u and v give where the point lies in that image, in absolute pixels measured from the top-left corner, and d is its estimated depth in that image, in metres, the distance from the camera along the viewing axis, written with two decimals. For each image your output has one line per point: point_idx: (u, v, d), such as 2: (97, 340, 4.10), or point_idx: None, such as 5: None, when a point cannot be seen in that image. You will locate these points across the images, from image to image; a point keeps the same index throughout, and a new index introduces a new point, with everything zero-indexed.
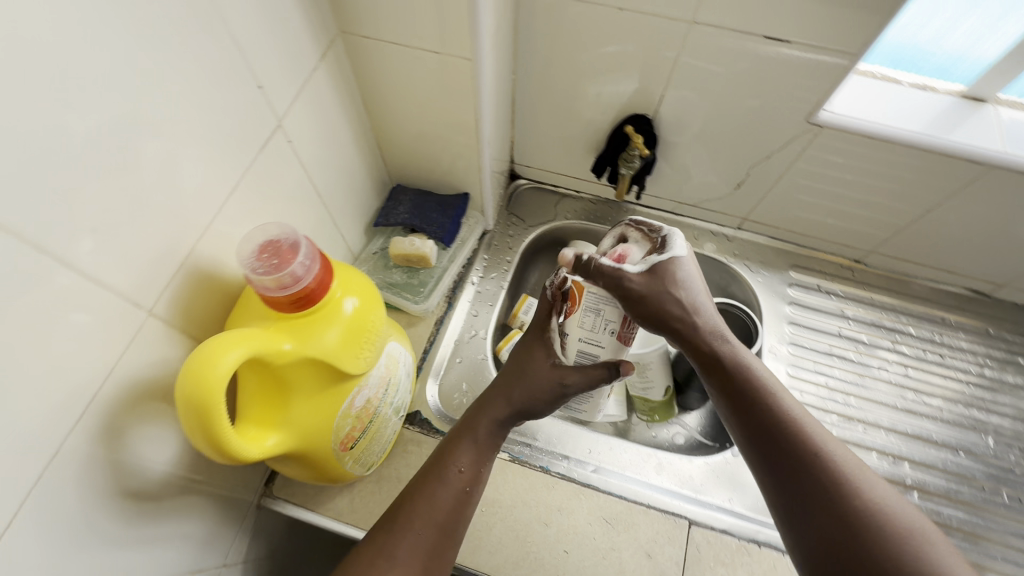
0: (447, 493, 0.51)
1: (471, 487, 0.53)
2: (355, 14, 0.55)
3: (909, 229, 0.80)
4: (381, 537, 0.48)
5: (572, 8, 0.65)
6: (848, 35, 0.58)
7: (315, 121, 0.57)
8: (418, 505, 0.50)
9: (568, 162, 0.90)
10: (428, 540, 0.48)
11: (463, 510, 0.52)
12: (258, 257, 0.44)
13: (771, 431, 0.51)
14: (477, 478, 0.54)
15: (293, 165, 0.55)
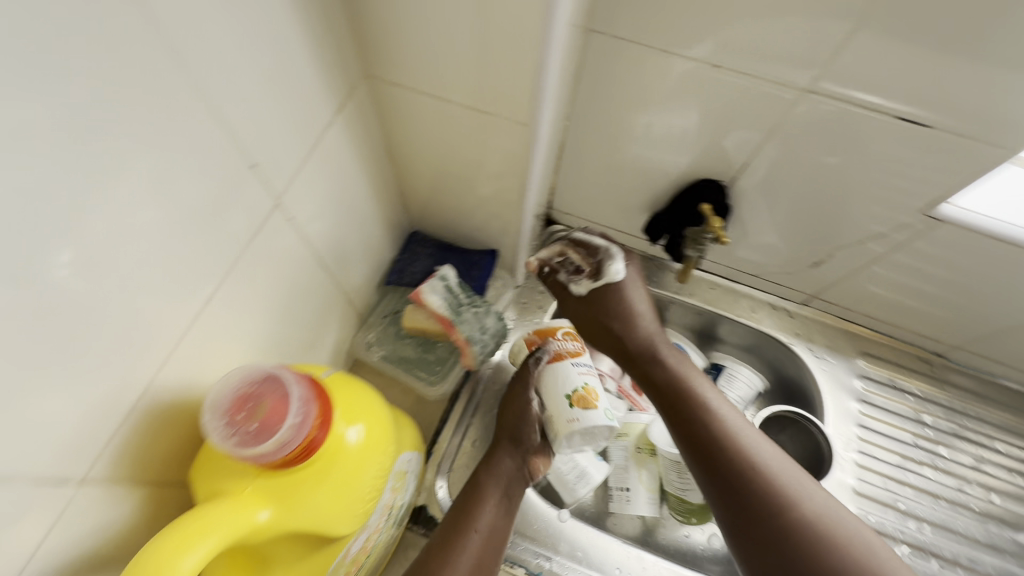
0: (472, 545, 0.52)
1: (492, 538, 0.54)
2: (386, 59, 0.43)
3: (1014, 334, 0.68)
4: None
5: (655, 58, 0.53)
6: (1005, 125, 0.47)
7: (328, 185, 0.46)
8: (447, 556, 0.51)
9: (615, 215, 0.78)
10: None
11: (488, 560, 0.53)
12: (235, 412, 0.34)
13: (758, 510, 0.51)
14: (498, 534, 0.55)
15: (295, 242, 0.44)
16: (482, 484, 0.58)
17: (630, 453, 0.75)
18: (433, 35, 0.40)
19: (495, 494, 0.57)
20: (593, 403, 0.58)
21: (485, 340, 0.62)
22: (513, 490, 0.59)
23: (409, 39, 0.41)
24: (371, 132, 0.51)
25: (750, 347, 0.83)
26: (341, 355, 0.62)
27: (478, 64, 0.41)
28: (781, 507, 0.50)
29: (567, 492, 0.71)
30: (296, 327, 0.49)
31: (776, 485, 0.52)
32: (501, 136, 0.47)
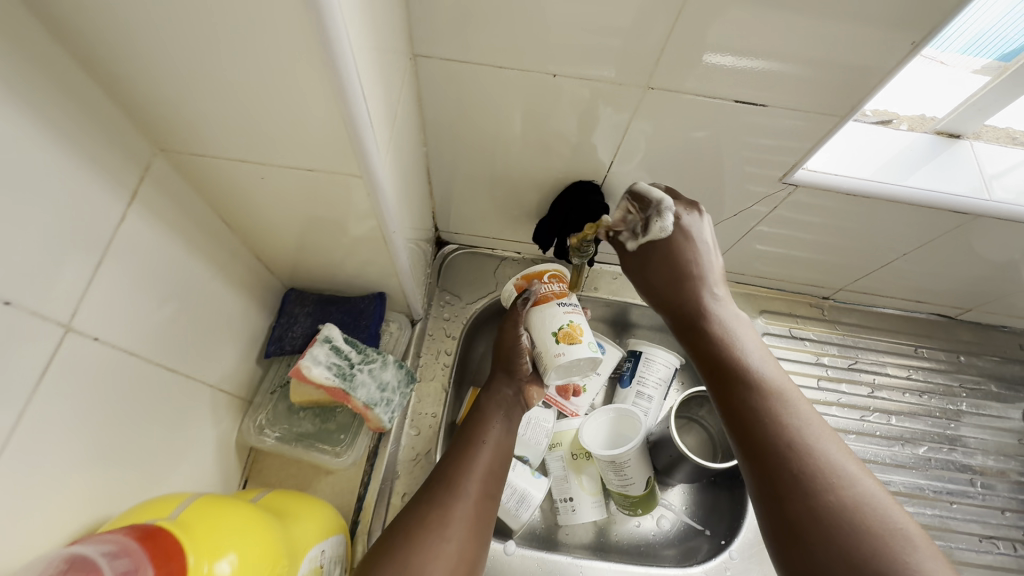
0: (483, 456, 0.61)
1: (500, 450, 0.63)
2: (173, 131, 0.38)
3: (883, 270, 0.74)
4: (431, 494, 0.56)
5: (496, 75, 0.51)
6: (826, 96, 0.50)
7: (145, 284, 0.40)
8: (464, 464, 0.60)
9: (505, 227, 0.76)
10: (474, 493, 0.57)
11: (496, 470, 0.61)
12: None
13: (768, 447, 0.44)
14: (505, 447, 0.64)
15: (111, 361, 0.38)
16: (487, 407, 0.67)
17: (567, 462, 0.74)
18: (217, 101, 0.34)
19: (499, 415, 0.66)
20: (579, 337, 0.60)
21: (388, 396, 0.57)
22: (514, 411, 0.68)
23: (196, 110, 0.35)
24: (193, 206, 0.45)
25: (661, 325, 0.85)
26: (230, 449, 0.56)
27: (284, 126, 0.36)
28: (790, 443, 0.43)
29: (510, 519, 0.68)
30: (143, 447, 0.43)
31: (790, 423, 0.45)
32: (339, 192, 0.43)
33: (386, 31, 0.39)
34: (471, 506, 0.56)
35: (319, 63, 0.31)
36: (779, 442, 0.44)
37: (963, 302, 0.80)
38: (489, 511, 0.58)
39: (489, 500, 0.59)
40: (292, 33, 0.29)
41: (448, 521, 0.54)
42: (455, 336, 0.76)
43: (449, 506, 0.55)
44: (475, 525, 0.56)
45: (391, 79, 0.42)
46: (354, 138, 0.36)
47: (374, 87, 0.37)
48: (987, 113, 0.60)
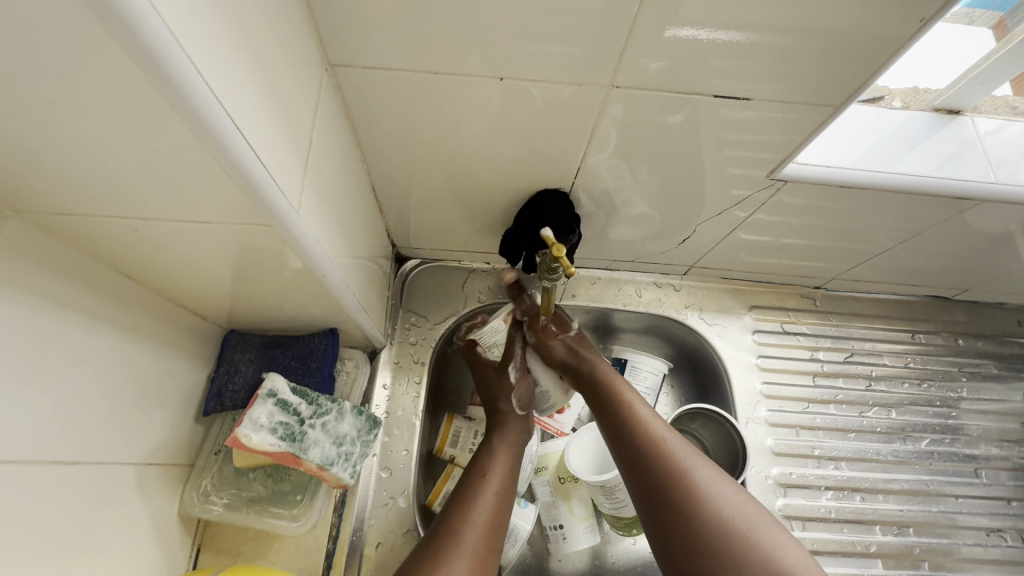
0: (486, 504, 0.53)
1: (506, 498, 0.55)
2: (30, 189, 0.31)
3: (878, 258, 0.70)
4: (427, 552, 0.48)
5: (434, 83, 0.45)
6: (811, 84, 0.45)
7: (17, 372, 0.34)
8: (464, 512, 0.51)
9: (468, 239, 0.69)
10: (478, 547, 0.49)
11: (500, 519, 0.53)
12: None
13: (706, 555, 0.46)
14: (506, 499, 0.55)
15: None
16: (492, 449, 0.59)
17: (554, 487, 0.69)
18: (65, 152, 0.28)
19: (502, 462, 0.58)
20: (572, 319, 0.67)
21: (346, 450, 0.51)
22: (516, 459, 0.60)
23: (46, 162, 0.29)
24: (74, 265, 0.38)
25: (646, 329, 0.79)
26: (172, 524, 0.50)
27: (152, 164, 0.30)
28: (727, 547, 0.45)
29: (498, 556, 0.64)
30: (48, 553, 0.37)
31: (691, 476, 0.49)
32: (255, 236, 0.38)
33: (268, 44, 0.33)
34: (473, 563, 0.48)
35: (145, 80, 0.24)
36: (667, 476, 0.50)
37: (960, 283, 0.76)
38: (493, 568, 0.50)
39: (492, 555, 0.50)
40: (103, 49, 0.23)
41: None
42: (424, 361, 0.70)
43: (451, 564, 0.46)
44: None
45: (288, 100, 0.36)
46: (229, 167, 0.30)
47: (251, 104, 0.31)
48: (991, 85, 0.54)
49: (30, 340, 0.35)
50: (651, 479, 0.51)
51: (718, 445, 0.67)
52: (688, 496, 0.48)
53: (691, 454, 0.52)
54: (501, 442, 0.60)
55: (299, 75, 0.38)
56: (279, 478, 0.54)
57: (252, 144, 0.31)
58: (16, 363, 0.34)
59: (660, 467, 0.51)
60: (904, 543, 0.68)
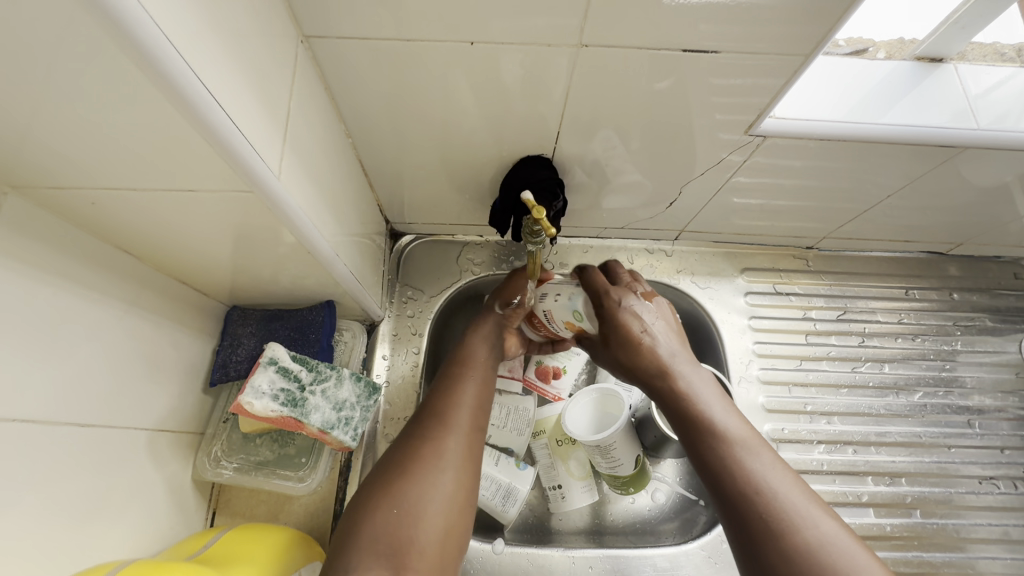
0: (470, 393, 0.55)
1: (488, 383, 0.58)
2: (27, 165, 0.33)
3: (868, 214, 0.70)
4: (420, 433, 0.51)
5: (408, 51, 0.46)
6: (781, 35, 0.44)
7: (20, 344, 0.36)
8: (451, 397, 0.54)
9: (458, 212, 0.71)
10: (465, 426, 0.52)
11: (482, 410, 0.55)
12: None
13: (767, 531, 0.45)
14: (489, 384, 0.58)
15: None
16: (469, 343, 0.61)
17: (552, 449, 0.71)
18: (55, 131, 0.31)
19: (482, 352, 0.60)
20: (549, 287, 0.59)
21: (346, 415, 0.54)
22: (496, 344, 0.62)
23: (34, 137, 0.31)
24: (75, 240, 0.41)
25: None
26: (185, 487, 0.53)
27: (136, 138, 0.32)
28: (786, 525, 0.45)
29: (499, 515, 0.66)
30: (69, 508, 0.40)
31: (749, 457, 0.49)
32: (239, 208, 0.39)
33: (237, 15, 0.34)
34: (463, 443, 0.51)
35: (106, 36, 0.25)
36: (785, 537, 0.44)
37: (954, 238, 0.75)
38: (480, 440, 0.53)
39: (479, 430, 0.54)
40: (63, 9, 0.24)
41: (445, 460, 0.49)
42: (421, 333, 0.72)
43: (441, 442, 0.50)
44: (469, 462, 0.51)
45: (260, 71, 0.37)
46: (199, 125, 0.31)
47: (218, 65, 0.32)
48: (972, 31, 0.54)
49: (36, 313, 0.38)
50: (763, 525, 0.45)
51: None
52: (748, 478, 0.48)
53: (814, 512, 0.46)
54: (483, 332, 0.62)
55: (272, 46, 0.38)
56: (285, 444, 0.58)
57: (221, 103, 0.32)
58: (23, 335, 0.37)
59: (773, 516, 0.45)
60: (897, 492, 0.69)
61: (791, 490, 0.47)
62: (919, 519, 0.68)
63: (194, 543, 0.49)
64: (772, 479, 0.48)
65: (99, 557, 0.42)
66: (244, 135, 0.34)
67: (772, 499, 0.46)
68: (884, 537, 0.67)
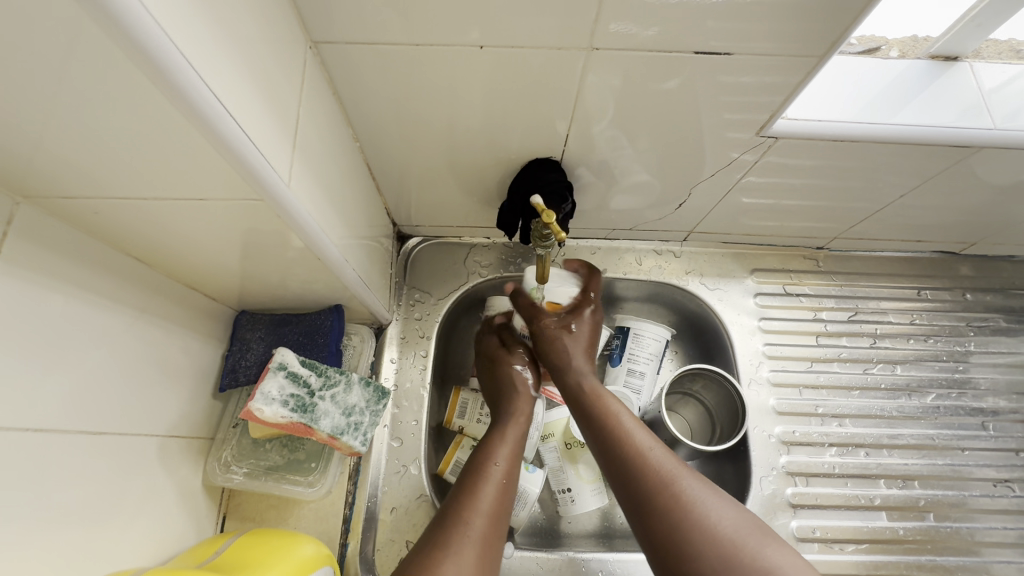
0: (497, 471, 0.51)
1: (513, 466, 0.53)
2: (39, 176, 0.33)
3: (880, 214, 0.69)
4: (441, 522, 0.46)
5: (417, 55, 0.46)
6: (794, 35, 0.44)
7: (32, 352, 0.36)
8: (480, 475, 0.50)
9: (466, 214, 0.70)
10: (491, 513, 0.47)
11: (509, 494, 0.50)
12: None
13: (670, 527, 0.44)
14: (515, 471, 0.53)
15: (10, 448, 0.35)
16: (494, 429, 0.58)
17: (561, 452, 0.71)
18: (67, 142, 0.31)
19: (508, 437, 0.56)
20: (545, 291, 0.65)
21: (355, 420, 0.54)
22: (522, 430, 0.58)
23: (46, 148, 0.31)
24: (86, 249, 0.41)
25: (649, 296, 0.79)
26: (196, 493, 0.53)
27: (147, 148, 0.32)
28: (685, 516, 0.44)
29: (508, 519, 0.66)
30: (83, 515, 0.40)
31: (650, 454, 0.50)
32: (249, 215, 0.39)
33: (247, 23, 0.34)
34: (489, 526, 0.46)
35: (118, 47, 0.25)
36: (666, 509, 0.45)
37: (967, 237, 0.74)
38: (504, 534, 0.47)
39: (503, 521, 0.48)
40: (74, 20, 0.23)
41: (466, 547, 0.43)
42: (429, 336, 0.72)
43: (466, 532, 0.44)
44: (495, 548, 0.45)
45: (271, 79, 0.37)
46: (209, 133, 0.30)
47: (227, 72, 0.31)
48: (988, 28, 0.53)
49: (49, 321, 0.38)
50: (649, 502, 0.47)
51: (721, 405, 0.69)
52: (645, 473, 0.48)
53: (692, 482, 0.47)
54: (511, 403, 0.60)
55: (281, 53, 0.38)
56: (295, 449, 0.58)
57: (230, 111, 0.31)
58: (36, 343, 0.37)
59: (656, 489, 0.47)
60: (909, 495, 0.68)
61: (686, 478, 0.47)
62: (932, 522, 0.67)
63: (206, 549, 0.50)
64: (670, 472, 0.48)
65: (113, 563, 0.42)
66: (253, 143, 0.34)
67: (670, 491, 0.46)
68: (897, 541, 0.66)
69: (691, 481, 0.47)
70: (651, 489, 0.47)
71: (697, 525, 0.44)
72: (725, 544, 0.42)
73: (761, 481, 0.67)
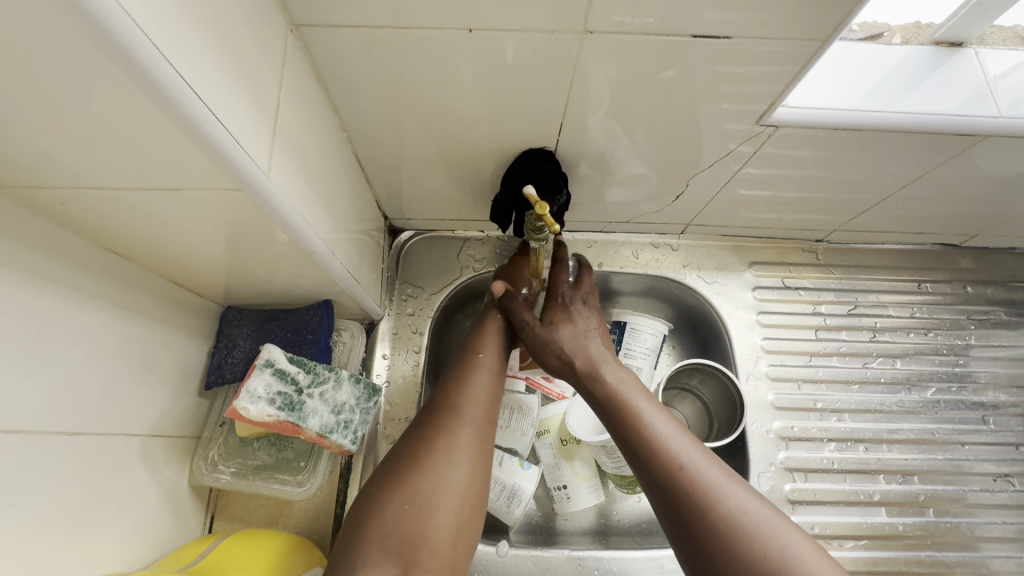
0: (481, 381, 0.53)
1: (497, 377, 0.55)
2: (2, 166, 0.32)
3: (881, 206, 0.68)
4: (427, 429, 0.49)
5: (405, 39, 0.44)
6: (796, 19, 0.42)
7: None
8: (462, 388, 0.52)
9: (458, 207, 0.69)
10: (477, 419, 0.50)
11: (495, 403, 0.53)
12: None
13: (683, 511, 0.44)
14: (499, 377, 0.56)
15: None
16: (480, 339, 0.58)
17: (557, 449, 0.70)
18: (29, 130, 0.29)
19: (490, 345, 0.57)
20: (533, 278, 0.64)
21: (345, 418, 0.53)
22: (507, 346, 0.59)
23: (7, 135, 0.29)
24: (60, 243, 0.39)
25: (645, 290, 0.78)
26: (182, 493, 0.52)
27: (115, 137, 0.30)
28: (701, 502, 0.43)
29: (503, 516, 0.65)
30: (59, 519, 0.39)
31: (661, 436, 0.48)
32: (229, 207, 0.38)
33: (221, 2, 0.32)
34: (477, 432, 0.50)
35: (72, 22, 0.23)
36: (700, 511, 0.43)
37: (969, 229, 0.73)
38: (493, 434, 0.51)
39: (491, 425, 0.52)
40: None
41: (457, 450, 0.48)
42: (422, 331, 0.70)
43: (455, 437, 0.48)
44: (482, 455, 0.49)
45: (248, 63, 0.35)
46: (179, 118, 0.28)
47: (200, 55, 0.30)
48: (993, 14, 0.52)
49: (19, 319, 0.36)
50: (658, 479, 0.46)
51: (718, 400, 0.68)
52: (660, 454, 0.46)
53: (727, 477, 0.45)
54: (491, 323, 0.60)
55: (259, 35, 0.37)
56: (284, 448, 0.56)
57: (201, 95, 0.29)
58: (5, 343, 0.35)
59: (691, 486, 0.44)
60: (909, 490, 0.67)
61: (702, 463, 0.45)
62: (931, 518, 0.66)
63: (191, 551, 0.48)
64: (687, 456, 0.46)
65: (92, 567, 0.41)
66: (230, 130, 0.32)
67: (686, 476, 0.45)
68: (897, 537, 0.65)
69: (706, 463, 0.45)
70: (676, 483, 0.45)
71: (735, 534, 0.41)
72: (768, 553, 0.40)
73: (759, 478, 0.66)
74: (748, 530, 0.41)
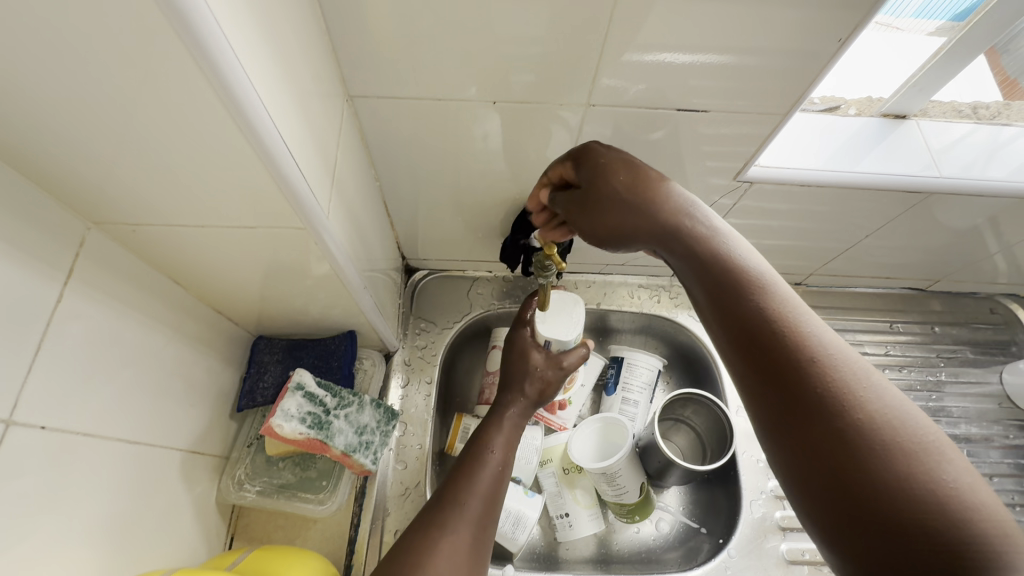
0: (488, 476, 0.55)
1: (506, 471, 0.57)
2: (105, 204, 0.38)
3: (849, 252, 0.76)
4: (432, 520, 0.50)
5: (437, 108, 0.52)
6: (762, 93, 0.51)
7: (82, 363, 0.40)
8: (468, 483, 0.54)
9: (471, 249, 0.76)
10: (478, 516, 0.52)
11: (499, 490, 0.55)
12: None
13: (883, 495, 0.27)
14: (507, 475, 0.58)
15: (58, 448, 0.38)
16: (493, 424, 0.62)
17: (560, 477, 0.73)
18: (140, 177, 0.36)
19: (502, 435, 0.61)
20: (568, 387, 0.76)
21: (367, 439, 0.57)
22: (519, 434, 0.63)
23: (123, 179, 0.36)
24: (136, 271, 0.45)
25: (641, 328, 0.84)
26: (210, 509, 0.55)
27: (211, 184, 0.37)
28: (869, 420, 0.29)
29: (508, 543, 0.67)
30: (111, 519, 0.42)
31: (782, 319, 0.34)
32: (285, 241, 0.44)
33: (301, 80, 0.40)
34: (475, 531, 0.50)
35: (221, 107, 0.31)
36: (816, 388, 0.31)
37: (932, 274, 0.81)
38: (489, 537, 0.52)
39: (489, 527, 0.52)
40: (187, 85, 0.29)
41: (456, 547, 0.48)
42: (434, 363, 0.75)
43: (457, 532, 0.49)
44: (475, 553, 0.49)
45: (318, 126, 0.43)
46: (276, 177, 0.36)
47: (289, 125, 0.37)
48: (929, 92, 0.61)
49: (100, 336, 0.41)
50: (781, 358, 0.32)
51: (708, 430, 0.73)
52: (800, 355, 0.32)
53: (931, 446, 0.29)
54: (507, 415, 0.63)
55: (326, 105, 0.44)
56: (305, 469, 0.60)
57: (289, 150, 0.37)
58: (87, 354, 0.40)
59: (835, 389, 0.30)
60: None
61: (840, 351, 0.32)
62: None
63: (223, 561, 0.52)
64: (831, 356, 0.32)
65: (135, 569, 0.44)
66: (305, 181, 0.40)
67: (824, 365, 0.31)
68: None
69: (891, 410, 0.30)
70: (814, 382, 0.31)
71: (877, 424, 0.29)
72: (910, 446, 0.28)
73: (750, 504, 0.72)
74: (879, 410, 0.30)
